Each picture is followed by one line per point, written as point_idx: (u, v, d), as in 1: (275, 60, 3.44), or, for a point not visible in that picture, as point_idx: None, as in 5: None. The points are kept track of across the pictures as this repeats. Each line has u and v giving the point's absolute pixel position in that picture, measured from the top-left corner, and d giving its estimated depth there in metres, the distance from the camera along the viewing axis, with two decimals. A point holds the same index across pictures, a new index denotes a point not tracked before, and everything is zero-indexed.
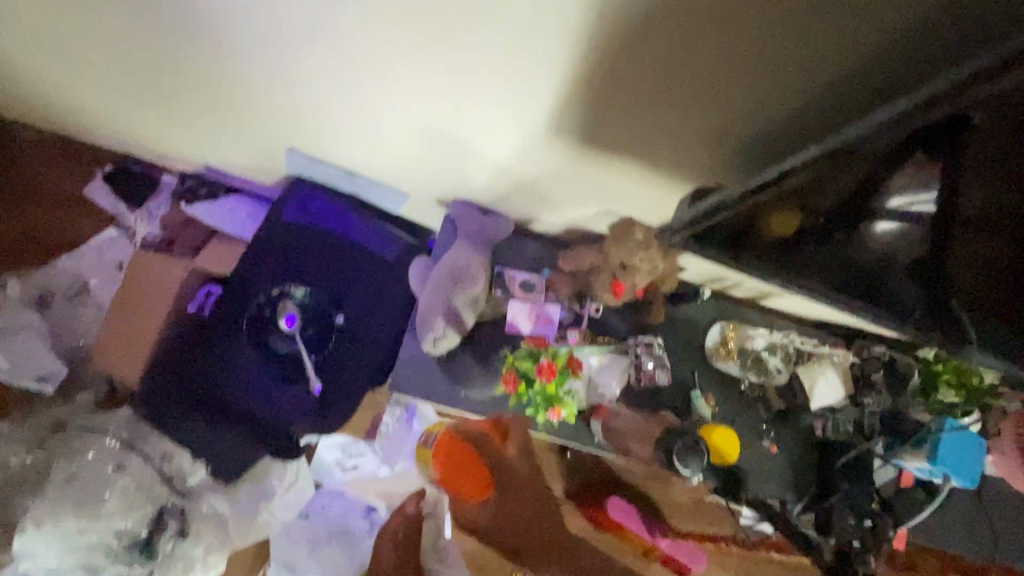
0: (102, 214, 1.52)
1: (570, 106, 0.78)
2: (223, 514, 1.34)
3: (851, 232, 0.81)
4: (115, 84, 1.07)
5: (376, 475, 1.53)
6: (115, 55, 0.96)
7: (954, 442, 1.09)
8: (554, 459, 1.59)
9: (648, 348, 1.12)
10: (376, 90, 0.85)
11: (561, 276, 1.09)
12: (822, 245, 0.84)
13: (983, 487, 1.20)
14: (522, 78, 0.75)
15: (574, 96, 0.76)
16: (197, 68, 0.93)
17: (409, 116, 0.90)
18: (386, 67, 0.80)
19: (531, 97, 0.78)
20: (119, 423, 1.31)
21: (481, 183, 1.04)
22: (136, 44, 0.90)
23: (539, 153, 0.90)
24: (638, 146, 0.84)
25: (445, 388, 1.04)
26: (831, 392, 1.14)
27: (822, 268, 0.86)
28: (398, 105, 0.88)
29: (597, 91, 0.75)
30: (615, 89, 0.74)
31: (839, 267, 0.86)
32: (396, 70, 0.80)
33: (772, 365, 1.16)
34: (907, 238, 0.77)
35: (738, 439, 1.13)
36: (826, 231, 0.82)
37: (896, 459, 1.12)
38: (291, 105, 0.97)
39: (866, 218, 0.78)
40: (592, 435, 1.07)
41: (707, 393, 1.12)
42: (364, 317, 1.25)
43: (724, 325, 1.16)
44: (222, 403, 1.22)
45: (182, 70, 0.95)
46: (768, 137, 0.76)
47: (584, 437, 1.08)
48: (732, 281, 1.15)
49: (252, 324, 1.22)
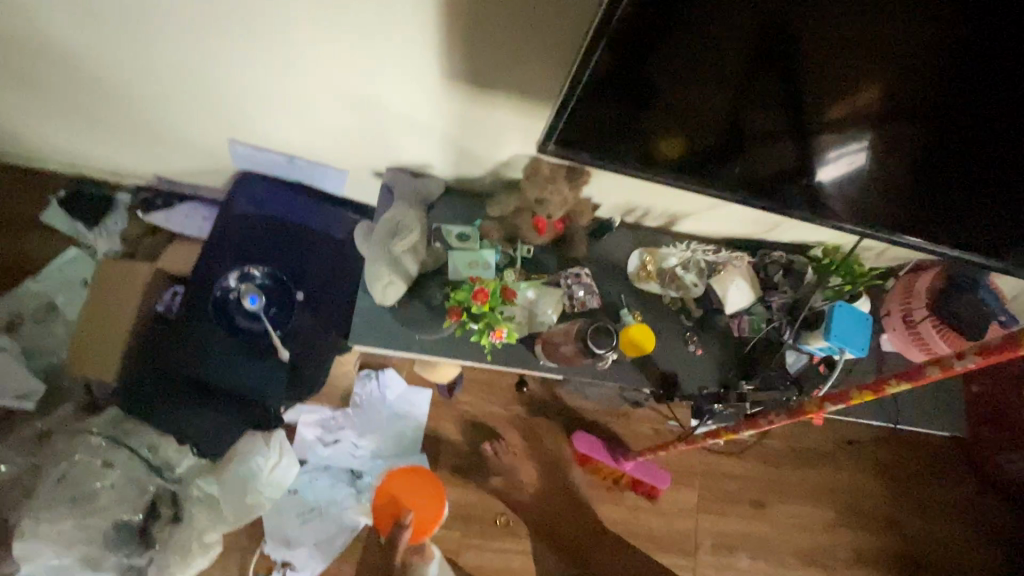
0: (63, 236, 1.60)
1: (467, 50, 0.90)
2: (214, 496, 1.41)
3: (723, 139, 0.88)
4: (67, 92, 1.18)
5: (358, 445, 1.62)
6: (69, 62, 1.08)
7: (846, 318, 1.22)
8: (523, 407, 1.75)
9: (577, 276, 1.26)
10: (302, 51, 0.95)
11: (492, 223, 1.21)
12: (693, 152, 0.91)
13: (883, 361, 1.38)
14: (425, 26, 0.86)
15: (468, 38, 0.87)
16: (138, 61, 1.05)
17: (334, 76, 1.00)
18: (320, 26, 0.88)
19: (431, 43, 0.89)
20: (102, 423, 1.37)
21: (405, 142, 1.16)
22: (86, 45, 1.03)
23: (450, 100, 1.02)
24: (524, 68, 0.92)
25: (400, 332, 1.16)
26: (741, 294, 1.30)
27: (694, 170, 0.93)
28: (323, 67, 0.98)
29: (490, 27, 0.85)
30: (504, 25, 0.84)
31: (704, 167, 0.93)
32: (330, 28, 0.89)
33: (688, 280, 1.32)
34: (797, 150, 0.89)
35: (666, 347, 1.29)
36: (699, 144, 0.89)
37: (804, 344, 1.26)
38: (226, 83, 1.07)
39: (745, 134, 0.87)
40: (536, 357, 1.21)
41: (635, 310, 1.28)
42: (323, 291, 1.37)
43: (643, 250, 1.32)
44: (200, 384, 1.31)
45: (127, 64, 1.06)
46: (659, 81, 0.78)
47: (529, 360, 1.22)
48: (644, 212, 1.31)
49: (219, 307, 1.32)
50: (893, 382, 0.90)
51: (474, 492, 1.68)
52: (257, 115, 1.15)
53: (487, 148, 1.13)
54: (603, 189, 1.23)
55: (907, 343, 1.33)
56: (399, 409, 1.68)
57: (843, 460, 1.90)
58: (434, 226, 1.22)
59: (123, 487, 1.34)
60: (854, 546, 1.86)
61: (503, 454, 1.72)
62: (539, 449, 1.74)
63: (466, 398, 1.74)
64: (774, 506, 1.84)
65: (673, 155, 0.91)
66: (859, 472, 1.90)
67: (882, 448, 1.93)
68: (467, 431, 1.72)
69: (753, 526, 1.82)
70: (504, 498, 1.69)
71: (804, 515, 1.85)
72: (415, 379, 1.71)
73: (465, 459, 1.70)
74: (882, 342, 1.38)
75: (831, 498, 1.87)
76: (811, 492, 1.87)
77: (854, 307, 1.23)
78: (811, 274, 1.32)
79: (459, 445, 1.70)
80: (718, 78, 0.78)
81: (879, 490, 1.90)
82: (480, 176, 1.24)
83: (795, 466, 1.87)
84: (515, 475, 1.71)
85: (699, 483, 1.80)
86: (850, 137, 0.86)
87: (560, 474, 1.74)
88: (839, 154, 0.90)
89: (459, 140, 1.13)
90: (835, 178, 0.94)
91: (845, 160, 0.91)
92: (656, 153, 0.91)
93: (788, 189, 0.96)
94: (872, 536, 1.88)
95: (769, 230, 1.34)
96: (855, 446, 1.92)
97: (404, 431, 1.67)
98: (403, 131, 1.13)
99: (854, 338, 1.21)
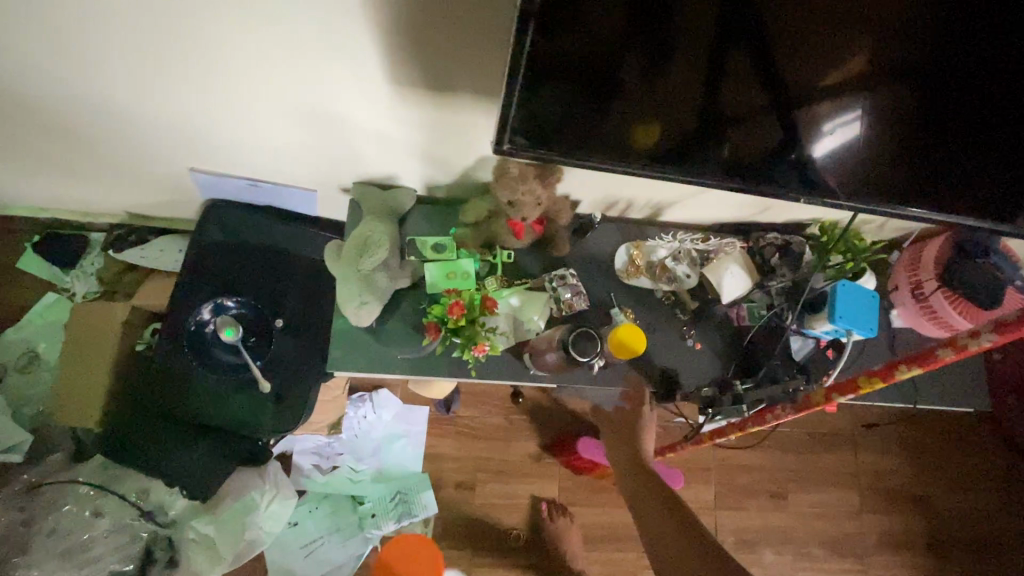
0: (41, 281, 1.57)
1: (415, 52, 0.84)
2: (210, 537, 1.35)
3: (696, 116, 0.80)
4: (18, 136, 1.14)
5: (357, 469, 1.57)
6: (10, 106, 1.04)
7: (852, 299, 1.14)
8: (524, 416, 1.69)
9: (562, 279, 1.20)
10: (239, 68, 0.89)
11: (468, 230, 1.15)
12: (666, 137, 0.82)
13: (896, 338, 1.31)
14: (365, 29, 0.80)
15: (413, 37, 0.81)
16: (80, 97, 1.01)
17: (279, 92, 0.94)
18: (248, 37, 0.82)
19: (375, 48, 0.83)
20: (89, 471, 1.32)
21: (367, 153, 1.11)
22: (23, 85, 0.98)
23: (405, 106, 0.96)
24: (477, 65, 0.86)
25: (382, 352, 1.11)
26: (737, 282, 1.23)
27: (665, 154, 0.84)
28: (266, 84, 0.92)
29: (433, 23, 0.78)
30: (446, 23, 0.78)
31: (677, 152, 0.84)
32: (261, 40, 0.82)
33: (679, 271, 1.25)
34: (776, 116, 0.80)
35: (664, 343, 1.22)
36: (671, 121, 0.80)
37: (808, 329, 1.20)
38: (172, 109, 1.02)
39: (722, 105, 0.79)
40: (527, 367, 1.15)
41: (626, 308, 1.21)
42: (303, 315, 1.32)
43: (630, 245, 1.26)
44: (183, 422, 1.26)
45: (68, 101, 1.02)
46: (611, 45, 0.73)
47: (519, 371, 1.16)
48: (628, 204, 1.25)
49: (194, 342, 1.26)
50: (906, 367, 0.95)
51: (480, 508, 1.62)
52: (213, 140, 1.11)
53: (454, 153, 1.08)
54: (580, 185, 1.17)
55: (919, 318, 1.27)
56: (396, 429, 1.63)
57: (864, 442, 1.82)
58: (408, 239, 1.17)
59: (116, 535, 1.30)
60: (884, 531, 1.78)
61: (508, 466, 1.66)
62: (545, 458, 1.67)
63: (465, 411, 1.68)
64: (796, 496, 1.77)
65: (641, 142, 0.82)
66: (882, 453, 1.82)
67: (905, 426, 1.85)
68: (469, 445, 1.66)
69: (775, 519, 1.75)
70: (512, 511, 1.64)
71: (828, 503, 1.78)
72: (411, 396, 1.66)
73: (469, 475, 1.64)
74: (893, 320, 1.31)
75: (855, 482, 1.80)
76: (833, 478, 1.79)
77: (860, 286, 1.16)
78: (810, 254, 1.25)
79: (462, 461, 1.65)
80: (676, 42, 0.72)
81: (905, 470, 1.82)
82: (452, 183, 1.18)
83: (814, 452, 1.80)
84: (522, 486, 1.65)
85: (714, 479, 1.74)
86: (841, 103, 0.79)
87: (569, 482, 1.67)
88: (835, 123, 0.81)
89: (423, 148, 1.08)
90: (833, 154, 0.85)
91: (844, 130, 0.82)
92: (622, 142, 0.82)
93: (781, 168, 0.85)
94: (902, 518, 1.80)
95: (760, 211, 1.27)
96: (876, 426, 1.83)
97: (404, 451, 1.62)
98: (364, 143, 1.07)
99: (862, 319, 1.15)
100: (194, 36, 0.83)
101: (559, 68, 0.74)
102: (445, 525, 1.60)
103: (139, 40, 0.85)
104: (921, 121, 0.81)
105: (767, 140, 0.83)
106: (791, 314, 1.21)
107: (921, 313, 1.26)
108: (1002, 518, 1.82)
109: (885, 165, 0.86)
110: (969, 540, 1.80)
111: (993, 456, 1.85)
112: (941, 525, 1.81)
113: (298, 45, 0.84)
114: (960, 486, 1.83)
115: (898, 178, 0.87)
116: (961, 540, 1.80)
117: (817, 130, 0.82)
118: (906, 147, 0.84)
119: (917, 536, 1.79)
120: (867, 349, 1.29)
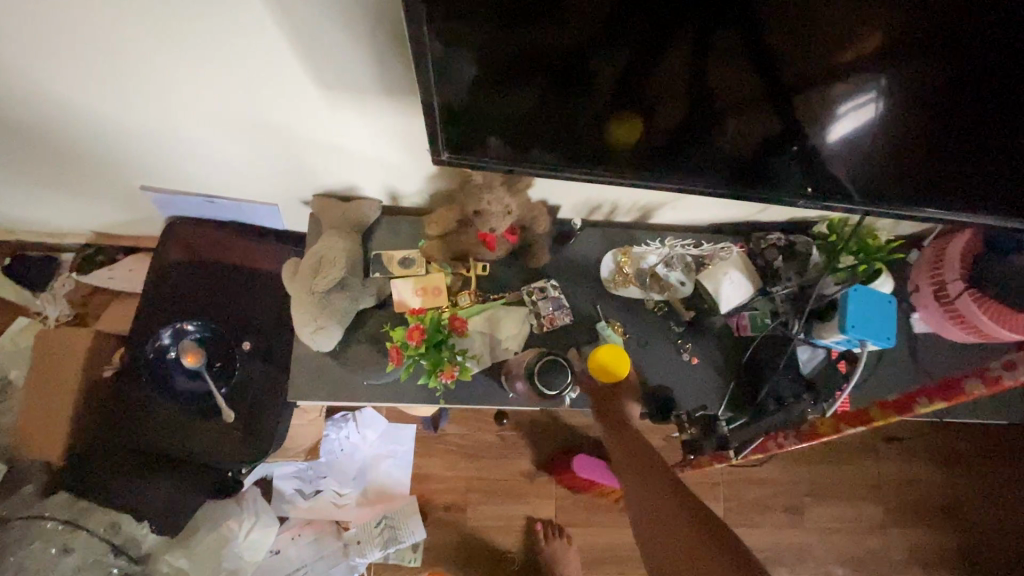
0: (13, 306, 1.52)
1: (353, 47, 0.75)
2: (184, 569, 1.29)
3: (664, 119, 0.73)
4: None
5: (341, 493, 1.50)
6: None
7: (866, 306, 1.03)
8: (516, 433, 1.60)
9: (543, 291, 1.10)
10: (172, 75, 0.82)
11: (436, 242, 1.06)
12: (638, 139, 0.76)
13: (917, 344, 1.18)
14: (296, 23, 0.72)
15: (347, 30, 0.72)
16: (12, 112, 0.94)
17: (217, 99, 0.87)
18: (175, 42, 0.75)
19: (310, 46, 0.75)
20: (56, 505, 1.22)
21: (320, 165, 1.02)
22: None
23: (353, 110, 0.87)
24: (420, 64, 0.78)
25: (346, 378, 1.02)
26: (737, 289, 1.12)
27: (633, 158, 0.79)
28: (203, 91, 0.85)
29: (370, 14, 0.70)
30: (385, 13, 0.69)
31: (650, 153, 0.78)
32: (190, 44, 0.76)
33: (672, 279, 1.14)
34: (758, 117, 0.72)
35: (657, 358, 1.11)
36: (637, 128, 0.74)
37: (817, 339, 1.09)
38: (112, 121, 0.95)
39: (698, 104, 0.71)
40: (505, 390, 1.05)
41: (615, 321, 1.11)
42: (272, 337, 1.25)
43: (616, 252, 1.15)
44: (151, 452, 1.22)
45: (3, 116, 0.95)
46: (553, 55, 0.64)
47: (499, 399, 1.05)
48: (612, 208, 1.14)
49: (153, 366, 1.19)
50: (926, 400, 0.86)
51: (472, 529, 1.54)
52: (162, 156, 1.04)
53: (413, 160, 0.98)
54: (558, 189, 1.07)
55: (944, 322, 1.14)
56: (382, 449, 1.55)
57: (887, 450, 1.69)
58: (373, 254, 1.08)
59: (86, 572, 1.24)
60: (912, 546, 1.65)
61: (501, 484, 1.58)
62: (539, 476, 1.58)
63: (454, 428, 1.60)
64: (813, 511, 1.64)
65: (607, 147, 0.77)
66: (907, 463, 1.69)
67: (931, 433, 1.71)
68: (459, 464, 1.58)
69: (791, 536, 1.63)
70: (505, 533, 1.55)
71: (849, 518, 1.65)
72: (396, 414, 1.58)
73: (459, 495, 1.56)
74: (914, 323, 1.18)
75: (879, 495, 1.67)
76: (854, 491, 1.66)
77: (875, 291, 1.05)
78: (817, 256, 1.13)
79: (452, 481, 1.57)
80: (631, 45, 0.63)
81: (934, 481, 1.68)
82: (418, 193, 1.09)
83: (832, 463, 1.67)
84: (514, 507, 1.57)
85: (723, 495, 1.62)
86: (860, 82, 0.66)
87: (566, 501, 1.58)
88: (849, 105, 0.69)
89: (379, 157, 0.99)
90: (846, 135, 0.73)
91: (859, 113, 0.70)
92: (586, 148, 0.77)
93: (773, 164, 0.79)
94: (931, 533, 1.66)
95: (759, 210, 1.15)
96: (899, 434, 1.70)
97: (390, 472, 1.54)
98: (321, 154, 0.99)
99: (878, 328, 1.03)
100: (116, 40, 0.76)
101: (501, 79, 0.68)
102: (435, 549, 1.52)
103: (58, 47, 0.78)
104: (948, 110, 0.68)
105: (763, 131, 0.74)
106: (797, 323, 1.10)
107: (947, 317, 1.13)
108: None
109: (899, 160, 0.75)
110: (1007, 554, 1.65)
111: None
112: (976, 539, 1.66)
113: (229, 50, 0.76)
114: (996, 496, 1.69)
115: (923, 172, 0.76)
116: (999, 555, 1.66)
117: (832, 111, 0.70)
118: (932, 137, 0.71)
119: (948, 551, 1.65)
120: (887, 359, 1.17)
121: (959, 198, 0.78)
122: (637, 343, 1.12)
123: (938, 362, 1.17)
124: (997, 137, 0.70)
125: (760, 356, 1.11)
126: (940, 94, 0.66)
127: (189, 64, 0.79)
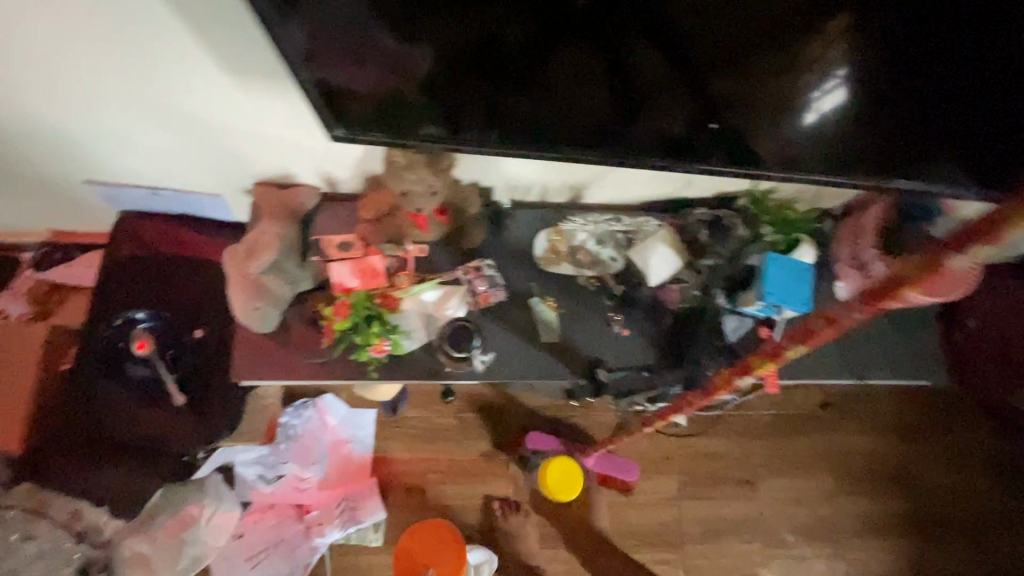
0: None
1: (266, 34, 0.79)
2: (144, 553, 1.34)
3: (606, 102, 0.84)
4: None
5: (303, 477, 1.53)
6: None
7: (783, 273, 1.10)
8: (474, 415, 1.64)
9: (478, 270, 1.15)
10: (99, 65, 0.86)
11: (369, 225, 1.09)
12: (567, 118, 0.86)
13: None
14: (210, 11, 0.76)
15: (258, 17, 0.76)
16: None
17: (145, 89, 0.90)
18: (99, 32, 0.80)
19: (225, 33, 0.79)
20: (17, 494, 1.21)
21: (252, 154, 1.05)
22: None
23: (276, 98, 0.91)
24: None
25: (288, 359, 1.08)
26: (667, 263, 1.16)
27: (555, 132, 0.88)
28: (131, 81, 0.89)
29: None
30: None
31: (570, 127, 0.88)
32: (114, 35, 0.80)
33: (604, 255, 1.20)
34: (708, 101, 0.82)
35: (591, 331, 1.16)
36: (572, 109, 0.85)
37: (739, 308, 1.14)
38: (45, 113, 0.97)
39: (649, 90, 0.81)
40: (442, 364, 1.11)
41: (548, 297, 1.16)
42: (223, 324, 1.28)
43: (550, 231, 1.19)
44: (104, 440, 1.24)
45: None
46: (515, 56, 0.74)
47: (436, 372, 1.11)
48: (544, 189, 1.19)
49: (106, 352, 1.22)
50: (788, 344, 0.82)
51: (432, 509, 1.58)
52: (103, 151, 1.07)
53: (341, 147, 1.02)
54: (486, 170, 1.11)
55: (865, 289, 1.18)
56: (342, 435, 1.59)
57: (836, 421, 1.74)
58: (312, 239, 1.12)
59: (47, 561, 1.26)
60: (863, 513, 1.70)
61: (460, 465, 1.62)
62: (497, 456, 1.62)
63: (413, 412, 1.64)
64: (766, 482, 1.69)
65: (535, 124, 0.87)
66: (856, 433, 1.74)
67: (879, 402, 1.77)
68: (419, 447, 1.62)
69: (746, 507, 1.67)
70: (465, 512, 1.59)
71: (802, 487, 1.70)
72: (356, 400, 1.62)
73: (419, 477, 1.60)
74: (839, 292, 1.21)
75: (830, 464, 1.72)
76: (806, 461, 1.71)
77: (792, 260, 1.12)
78: (741, 228, 1.18)
79: (412, 463, 1.61)
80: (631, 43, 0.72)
81: (882, 449, 1.74)
82: (353, 179, 1.13)
83: (783, 435, 1.72)
84: (473, 487, 1.60)
85: (679, 469, 1.67)
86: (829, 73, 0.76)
87: (523, 479, 1.62)
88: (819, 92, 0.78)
89: (309, 145, 1.02)
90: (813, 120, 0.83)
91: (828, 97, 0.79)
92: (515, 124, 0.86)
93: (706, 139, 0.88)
94: (881, 499, 1.72)
95: (686, 185, 1.19)
96: (847, 404, 1.75)
97: (351, 457, 1.58)
98: (255, 144, 1.02)
99: (795, 294, 1.10)
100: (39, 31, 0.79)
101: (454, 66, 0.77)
102: (396, 529, 1.56)
103: None
104: (887, 98, 0.79)
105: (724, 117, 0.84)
106: (720, 294, 1.16)
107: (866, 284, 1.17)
108: (987, 494, 1.74)
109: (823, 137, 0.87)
110: (954, 519, 1.71)
111: (972, 429, 1.78)
112: (924, 504, 1.72)
113: (151, 36, 0.80)
114: (941, 462, 1.75)
115: (839, 148, 0.89)
116: (946, 520, 1.71)
117: (804, 96, 0.80)
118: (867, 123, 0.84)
119: (898, 517, 1.71)
120: None
121: (877, 171, 0.91)
122: (570, 318, 1.16)
123: (860, 327, 1.22)
124: (922, 124, 0.83)
125: (689, 328, 1.16)
126: (885, 83, 0.77)
127: (128, 56, 0.83)
